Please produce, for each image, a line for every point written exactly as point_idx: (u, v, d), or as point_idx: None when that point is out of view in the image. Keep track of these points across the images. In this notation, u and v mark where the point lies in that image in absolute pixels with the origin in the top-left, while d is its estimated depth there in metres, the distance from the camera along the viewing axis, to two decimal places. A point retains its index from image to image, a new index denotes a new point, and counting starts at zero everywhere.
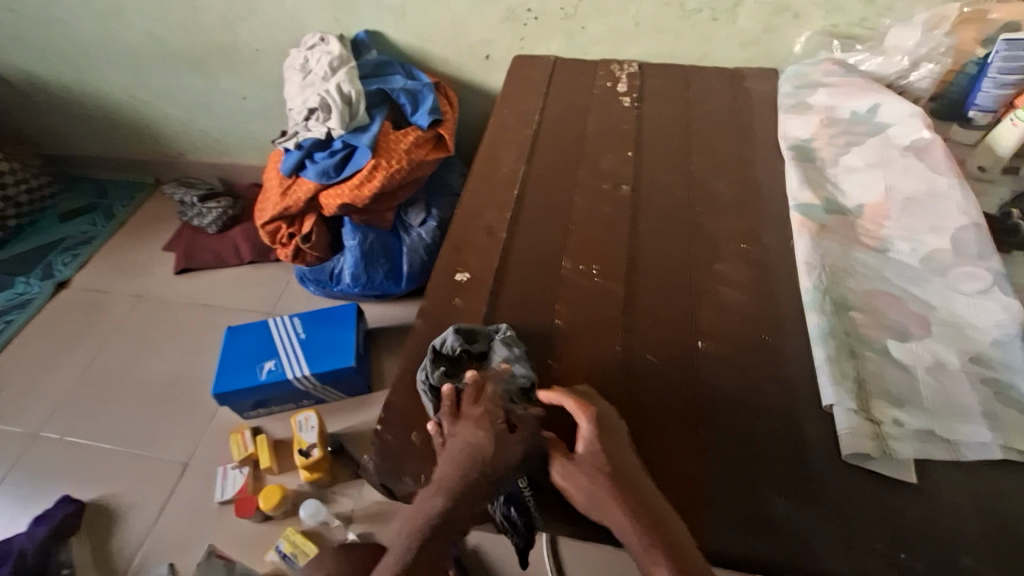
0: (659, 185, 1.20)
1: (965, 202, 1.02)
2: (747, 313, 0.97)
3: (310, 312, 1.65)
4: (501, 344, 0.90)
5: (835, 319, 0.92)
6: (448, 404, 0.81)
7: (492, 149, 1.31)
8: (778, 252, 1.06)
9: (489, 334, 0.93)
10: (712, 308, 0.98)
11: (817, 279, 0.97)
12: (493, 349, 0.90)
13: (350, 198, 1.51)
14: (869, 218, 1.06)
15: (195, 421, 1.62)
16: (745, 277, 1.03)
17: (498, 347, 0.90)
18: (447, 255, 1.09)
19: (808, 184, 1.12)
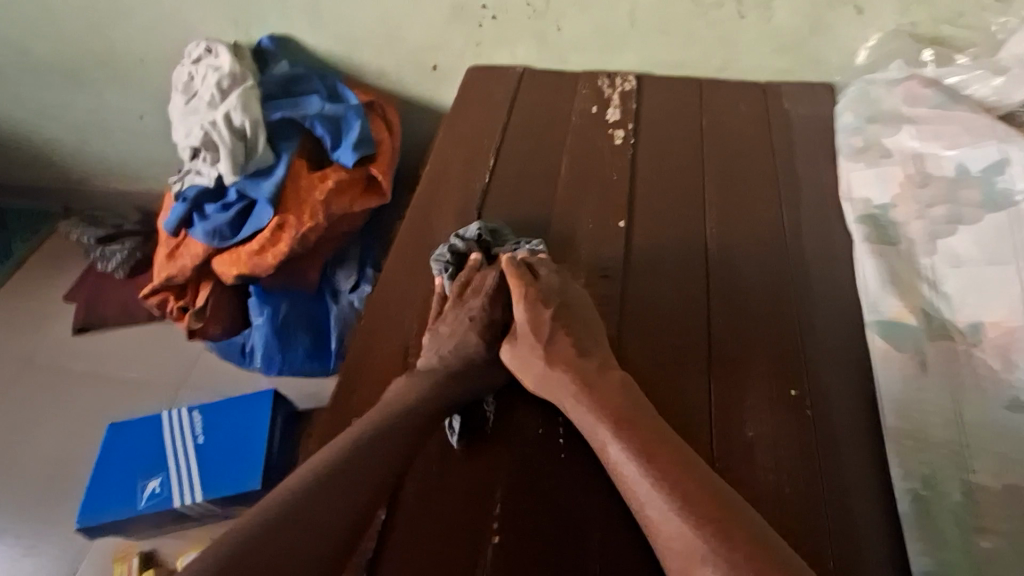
0: (661, 273, 0.81)
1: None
2: (805, 526, 0.59)
3: (214, 402, 1.29)
4: (526, 251, 0.78)
5: (953, 555, 0.55)
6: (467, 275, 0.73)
7: (424, 211, 0.91)
8: (852, 399, 0.67)
9: (521, 240, 0.82)
10: (746, 514, 0.60)
11: (912, 465, 0.60)
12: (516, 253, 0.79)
13: (248, 266, 1.13)
14: (995, 351, 0.67)
15: (74, 541, 1.29)
16: (796, 452, 0.63)
17: (523, 250, 0.79)
18: (335, 400, 0.71)
19: (890, 285, 0.73)
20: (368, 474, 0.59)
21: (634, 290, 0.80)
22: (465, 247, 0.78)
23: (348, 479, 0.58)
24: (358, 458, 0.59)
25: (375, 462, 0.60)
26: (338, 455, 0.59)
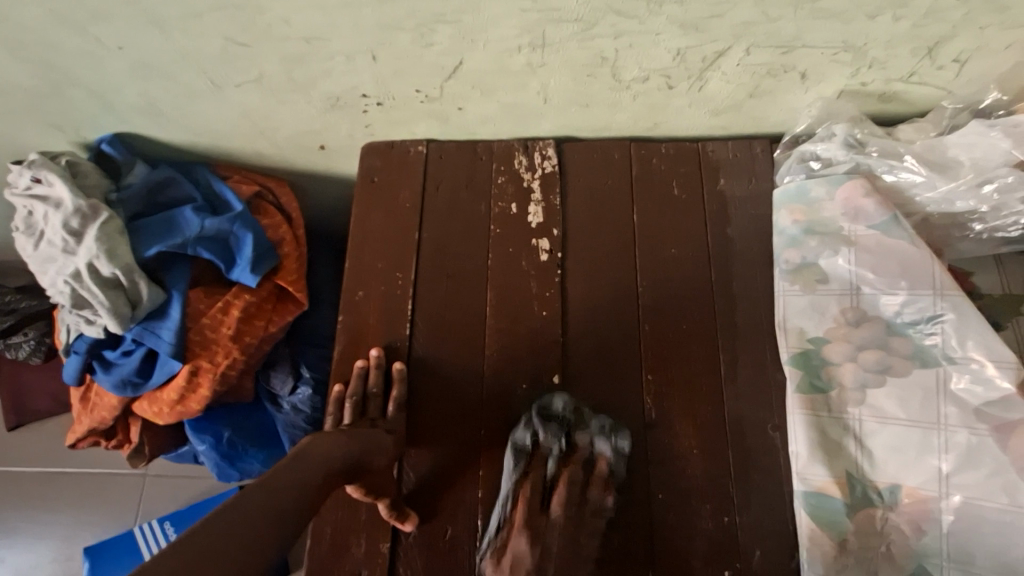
0: None
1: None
2: None
3: (184, 510, 1.31)
4: (607, 441, 0.77)
5: None
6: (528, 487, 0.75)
7: (346, 391, 0.84)
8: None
9: (608, 425, 0.79)
10: None
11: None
12: (597, 443, 0.78)
13: (174, 415, 1.05)
14: (908, 518, 0.70)
15: None
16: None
17: (603, 445, 0.77)
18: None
19: (817, 448, 0.74)
20: (378, 457, 0.77)
21: None
22: (535, 440, 0.77)
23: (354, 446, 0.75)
24: (377, 438, 0.78)
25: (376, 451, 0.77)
26: (360, 432, 0.77)
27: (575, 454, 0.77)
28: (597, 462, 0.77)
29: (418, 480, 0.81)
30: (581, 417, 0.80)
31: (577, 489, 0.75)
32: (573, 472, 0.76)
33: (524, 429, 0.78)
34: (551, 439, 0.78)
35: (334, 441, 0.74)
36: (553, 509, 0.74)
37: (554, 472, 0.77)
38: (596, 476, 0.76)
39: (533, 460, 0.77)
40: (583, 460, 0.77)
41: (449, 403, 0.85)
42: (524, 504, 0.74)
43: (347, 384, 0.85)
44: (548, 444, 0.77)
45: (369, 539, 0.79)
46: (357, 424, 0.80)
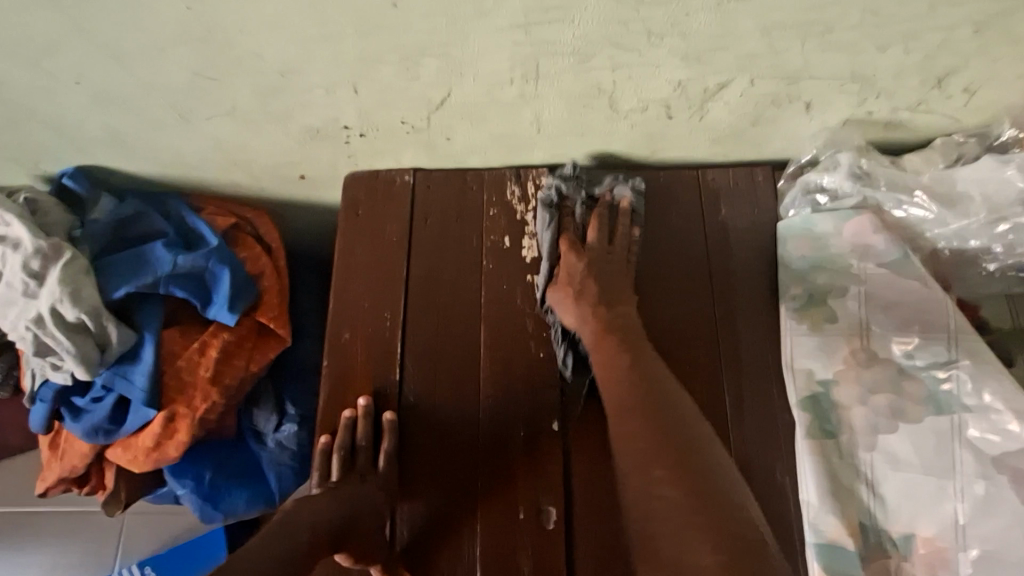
0: (601, 493, 0.78)
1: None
2: None
3: (166, 552, 1.25)
4: (629, 188, 0.88)
5: None
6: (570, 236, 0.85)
7: (332, 447, 0.79)
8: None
9: (619, 176, 0.90)
10: None
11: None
12: (617, 189, 0.88)
13: (150, 462, 1.00)
14: (923, 566, 0.67)
15: None
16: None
17: (622, 189, 0.88)
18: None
19: (830, 497, 0.71)
20: (368, 513, 0.74)
21: (576, 518, 0.77)
22: (570, 194, 0.87)
23: (335, 509, 0.72)
24: (365, 492, 0.75)
25: (364, 512, 0.74)
26: (348, 488, 0.75)
27: (598, 202, 0.88)
28: (619, 204, 0.87)
29: (412, 536, 0.77)
30: (593, 175, 0.90)
31: (606, 221, 0.86)
32: (602, 211, 0.86)
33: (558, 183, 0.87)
34: (573, 193, 0.87)
35: (320, 500, 0.72)
36: (589, 237, 0.85)
37: (583, 218, 0.87)
38: (621, 214, 0.86)
39: (562, 215, 0.87)
40: (607, 205, 0.87)
41: (441, 453, 0.80)
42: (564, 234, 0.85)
43: (334, 436, 0.80)
44: (572, 198, 0.87)
45: None
46: (346, 481, 0.76)
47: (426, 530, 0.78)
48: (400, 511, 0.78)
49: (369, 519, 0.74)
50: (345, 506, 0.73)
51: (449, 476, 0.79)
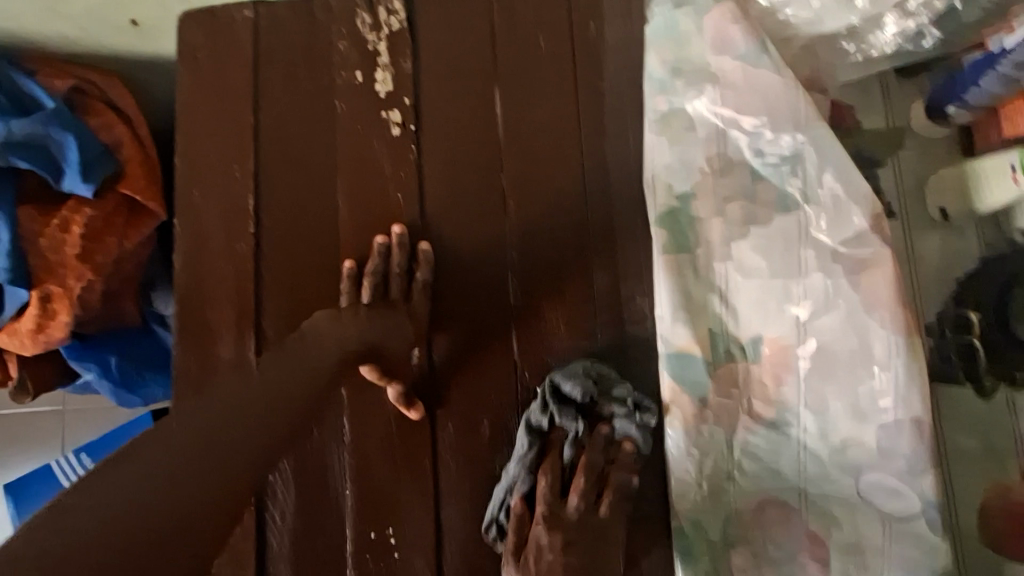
0: (462, 329, 0.77)
1: (888, 353, 0.62)
2: None
3: (98, 442, 1.27)
4: (631, 416, 0.69)
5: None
6: (543, 492, 0.66)
7: (193, 308, 0.77)
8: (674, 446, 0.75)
9: (633, 399, 0.70)
10: None
11: (688, 508, 0.69)
12: (617, 420, 0.70)
13: (39, 347, 0.97)
14: (769, 369, 0.69)
15: None
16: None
17: (624, 424, 0.69)
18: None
19: (682, 310, 0.71)
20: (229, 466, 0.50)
21: (437, 358, 0.76)
22: (558, 428, 0.70)
23: (192, 360, 0.76)
24: (227, 425, 0.52)
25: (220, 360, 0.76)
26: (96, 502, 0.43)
27: (595, 434, 0.69)
28: (620, 443, 0.70)
29: None
30: (607, 380, 0.72)
31: (598, 454, 0.68)
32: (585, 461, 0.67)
33: (541, 415, 0.70)
34: (568, 423, 0.70)
35: (186, 364, 0.76)
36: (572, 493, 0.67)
37: (571, 456, 0.69)
38: (617, 459, 0.69)
39: (546, 444, 0.70)
40: (602, 442, 0.69)
41: (299, 302, 0.77)
42: (546, 486, 0.66)
43: (191, 293, 0.78)
44: (565, 426, 0.70)
45: None
46: (204, 333, 0.77)
47: None
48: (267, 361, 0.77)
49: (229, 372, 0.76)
50: (201, 359, 0.76)
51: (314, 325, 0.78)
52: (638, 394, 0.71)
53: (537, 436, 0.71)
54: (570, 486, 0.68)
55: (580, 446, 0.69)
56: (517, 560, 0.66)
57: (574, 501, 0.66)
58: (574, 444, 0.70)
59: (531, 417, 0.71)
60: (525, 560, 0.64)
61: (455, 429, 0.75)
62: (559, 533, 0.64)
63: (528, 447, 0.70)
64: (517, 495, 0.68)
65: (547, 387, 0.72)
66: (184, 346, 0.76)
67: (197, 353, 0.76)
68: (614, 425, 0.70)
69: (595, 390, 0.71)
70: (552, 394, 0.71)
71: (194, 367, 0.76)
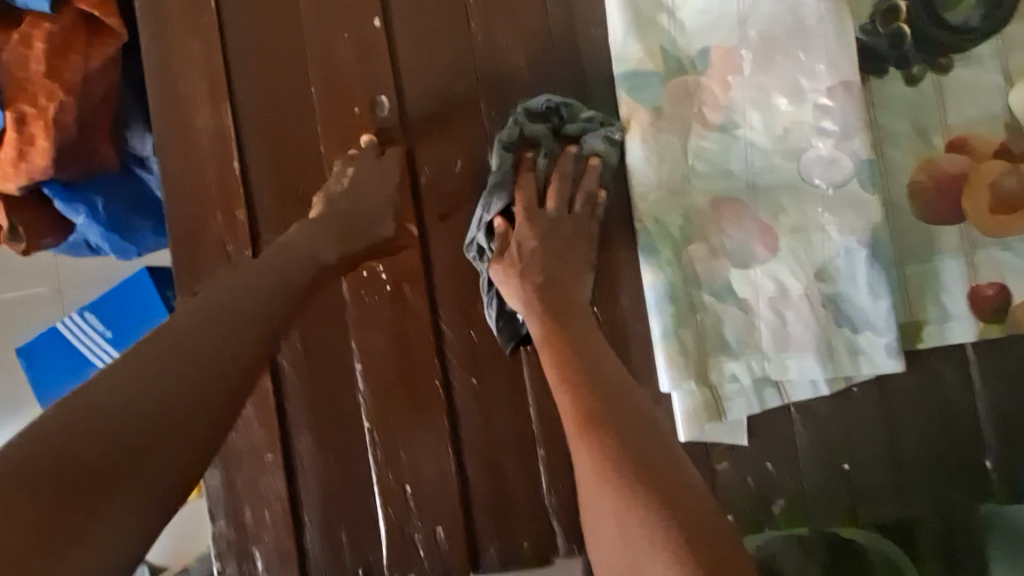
0: (425, 80, 0.81)
1: (819, 21, 0.70)
2: None
3: (101, 300, 1.31)
4: (599, 134, 0.75)
5: (673, 269, 0.75)
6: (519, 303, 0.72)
7: (170, 85, 0.81)
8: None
9: (604, 124, 0.76)
10: None
11: (647, 211, 0.75)
12: (587, 137, 0.75)
13: (22, 177, 0.97)
14: (716, 76, 0.74)
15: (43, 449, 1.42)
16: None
17: (595, 137, 0.75)
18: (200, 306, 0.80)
19: (633, 28, 0.74)
20: (169, 407, 0.45)
21: (408, 109, 0.81)
22: (528, 152, 0.76)
23: (178, 135, 0.81)
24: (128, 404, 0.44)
25: (204, 131, 0.81)
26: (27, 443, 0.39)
27: (566, 153, 0.75)
28: (589, 157, 0.75)
29: (260, 151, 0.81)
30: (570, 105, 0.76)
31: (568, 177, 0.75)
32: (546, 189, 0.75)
33: (516, 149, 0.76)
34: (537, 134, 0.75)
35: (171, 137, 0.81)
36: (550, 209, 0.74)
37: (544, 168, 0.76)
38: (590, 170, 0.75)
39: (521, 165, 0.76)
40: (573, 156, 0.75)
41: (270, 69, 0.81)
42: (521, 209, 0.74)
43: (167, 72, 0.81)
44: (535, 139, 0.75)
45: (225, 212, 0.81)
46: (186, 109, 0.81)
47: (279, 143, 0.81)
48: (247, 127, 0.81)
49: (214, 142, 0.81)
50: (186, 133, 0.82)
51: (287, 92, 0.81)
52: (603, 115, 0.77)
53: (507, 147, 0.75)
54: (546, 194, 0.76)
55: (553, 159, 0.76)
56: (501, 261, 0.74)
57: (555, 239, 0.74)
58: (546, 159, 0.76)
59: (503, 133, 0.75)
60: (507, 258, 0.74)
61: (431, 172, 0.80)
62: (540, 232, 0.74)
63: (501, 161, 0.75)
64: (498, 224, 0.75)
65: (518, 108, 0.76)
66: (167, 121, 0.81)
67: (180, 127, 0.81)
68: (585, 140, 0.75)
69: (563, 109, 0.76)
70: (523, 112, 0.76)
71: (179, 139, 0.81)
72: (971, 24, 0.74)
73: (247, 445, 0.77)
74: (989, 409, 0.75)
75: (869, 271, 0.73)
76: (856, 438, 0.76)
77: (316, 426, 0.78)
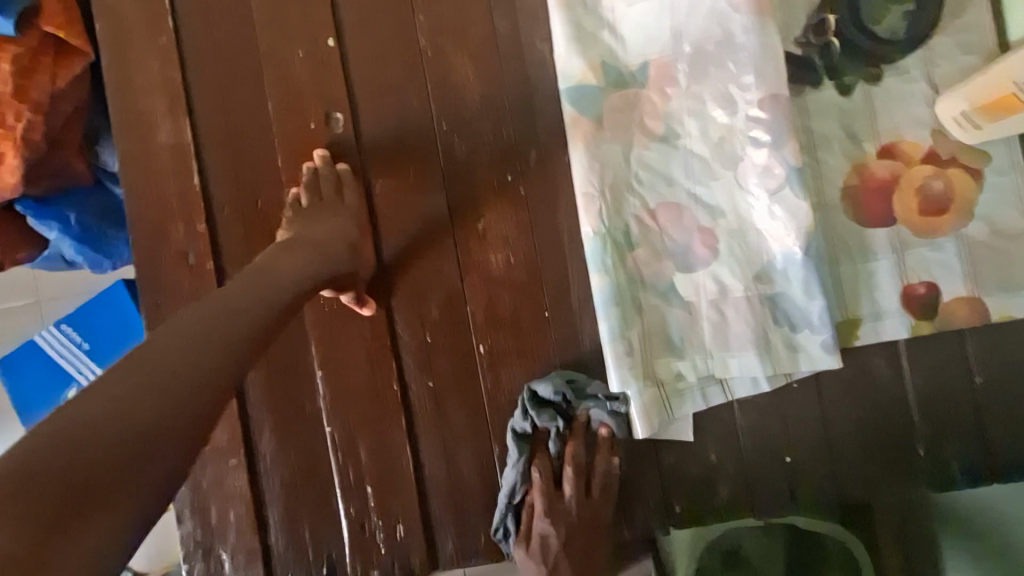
0: (376, 92, 0.82)
1: (746, 35, 0.73)
2: (525, 291, 0.82)
3: (78, 311, 1.34)
4: (603, 407, 0.79)
5: (620, 271, 0.78)
6: (528, 512, 0.79)
7: (131, 103, 0.84)
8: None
9: (604, 389, 0.79)
10: (483, 296, 0.82)
11: (596, 219, 0.77)
12: (592, 411, 0.80)
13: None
14: (655, 86, 0.78)
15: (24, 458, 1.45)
16: (516, 231, 0.82)
17: (600, 413, 0.79)
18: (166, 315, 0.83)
19: (575, 42, 0.78)
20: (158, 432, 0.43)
21: (362, 122, 0.82)
22: (538, 419, 0.78)
23: (140, 150, 0.84)
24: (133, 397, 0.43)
25: (164, 146, 0.83)
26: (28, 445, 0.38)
27: (575, 424, 0.80)
28: (598, 430, 0.80)
29: (218, 165, 0.83)
30: (574, 379, 0.80)
31: (587, 466, 0.79)
32: (552, 474, 0.79)
33: (525, 419, 0.79)
34: (549, 419, 0.79)
35: (133, 153, 0.84)
36: (565, 482, 0.79)
37: (559, 450, 0.80)
38: (599, 444, 0.79)
39: (536, 443, 0.80)
40: (582, 429, 0.80)
41: (226, 85, 0.83)
42: (539, 490, 0.78)
43: (128, 90, 0.84)
44: (549, 426, 0.79)
45: (186, 223, 0.83)
46: (147, 125, 0.84)
47: (235, 159, 0.83)
48: (205, 142, 0.83)
49: (175, 156, 0.83)
50: (148, 148, 0.84)
51: (243, 107, 0.83)
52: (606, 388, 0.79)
53: (528, 449, 0.80)
54: (560, 473, 0.79)
55: (565, 440, 0.80)
56: (526, 549, 0.78)
57: (567, 490, 0.78)
58: (559, 438, 0.80)
59: (512, 419, 0.80)
60: (532, 547, 0.77)
61: (385, 182, 0.82)
62: (561, 522, 0.77)
63: (520, 450, 0.79)
64: (519, 490, 0.79)
65: (525, 391, 0.79)
66: (129, 137, 0.84)
67: (142, 142, 0.84)
68: (591, 414, 0.80)
69: (570, 383, 0.79)
70: (531, 398, 0.79)
71: (140, 154, 0.84)
72: (897, 36, 0.76)
73: (212, 450, 0.81)
74: (919, 399, 0.79)
75: (803, 271, 0.76)
76: (794, 430, 0.80)
77: (278, 429, 0.82)
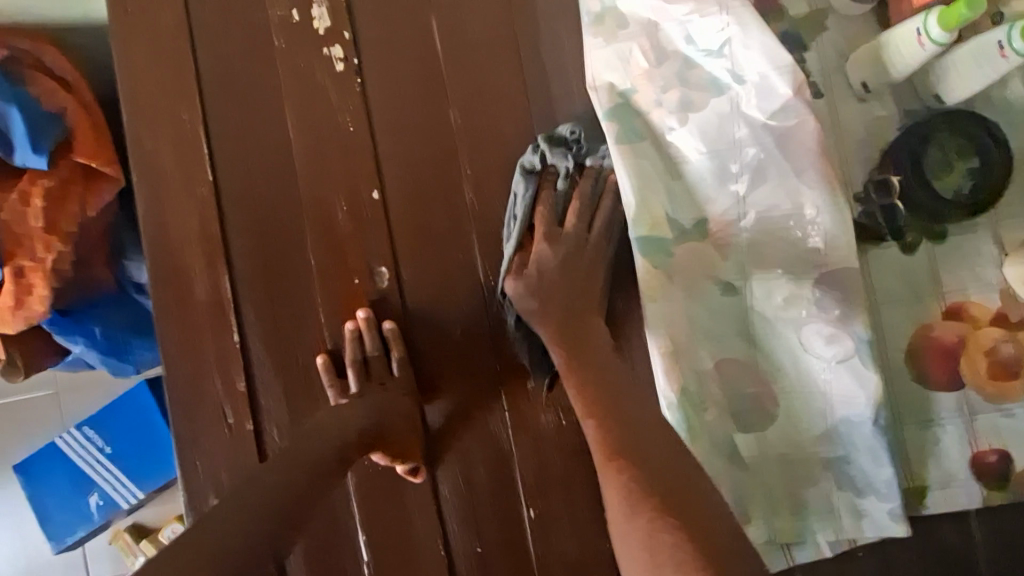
0: (421, 248, 0.80)
1: (818, 208, 0.70)
2: (575, 451, 0.80)
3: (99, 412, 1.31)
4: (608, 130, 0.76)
5: (704, 438, 0.73)
6: (517, 259, 0.75)
7: (166, 254, 0.80)
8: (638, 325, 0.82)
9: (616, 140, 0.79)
10: (531, 456, 0.80)
11: (677, 382, 0.73)
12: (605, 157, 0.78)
13: (21, 323, 0.96)
14: (716, 242, 0.75)
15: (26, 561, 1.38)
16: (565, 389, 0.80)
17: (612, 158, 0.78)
18: (198, 476, 0.78)
19: (640, 192, 0.74)
20: None
21: (407, 278, 0.80)
22: (549, 166, 0.77)
23: (174, 302, 0.80)
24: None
25: (201, 300, 0.80)
26: None
27: (586, 171, 0.77)
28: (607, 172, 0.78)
29: (259, 319, 0.80)
30: (590, 140, 0.79)
31: (589, 200, 0.76)
32: (549, 200, 0.76)
33: (534, 155, 0.78)
34: (558, 159, 0.77)
35: (166, 306, 0.80)
36: (568, 218, 0.76)
37: (564, 188, 0.77)
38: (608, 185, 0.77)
39: (542, 178, 0.77)
40: (592, 176, 0.77)
41: (267, 236, 0.80)
42: (541, 217, 0.75)
43: (164, 239, 0.80)
44: (557, 165, 0.77)
45: (223, 379, 0.79)
46: (184, 275, 0.80)
47: (276, 314, 0.80)
48: (245, 295, 0.80)
49: (212, 310, 0.80)
50: (183, 300, 0.80)
51: (286, 261, 0.80)
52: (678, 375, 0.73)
53: (530, 176, 0.77)
54: (566, 211, 0.76)
55: (572, 181, 0.77)
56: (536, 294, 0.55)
57: (569, 220, 0.75)
58: (567, 179, 0.77)
59: (523, 156, 0.79)
60: (524, 270, 0.74)
61: (432, 338, 0.80)
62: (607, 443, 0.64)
63: (526, 185, 0.77)
64: (521, 221, 0.76)
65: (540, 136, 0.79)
66: (163, 289, 0.80)
67: (177, 295, 0.80)
68: (603, 163, 0.78)
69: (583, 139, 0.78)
70: (544, 138, 0.78)
71: (174, 308, 0.80)
72: (965, 193, 0.74)
73: None
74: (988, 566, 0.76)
75: (870, 437, 0.73)
76: None
77: None
